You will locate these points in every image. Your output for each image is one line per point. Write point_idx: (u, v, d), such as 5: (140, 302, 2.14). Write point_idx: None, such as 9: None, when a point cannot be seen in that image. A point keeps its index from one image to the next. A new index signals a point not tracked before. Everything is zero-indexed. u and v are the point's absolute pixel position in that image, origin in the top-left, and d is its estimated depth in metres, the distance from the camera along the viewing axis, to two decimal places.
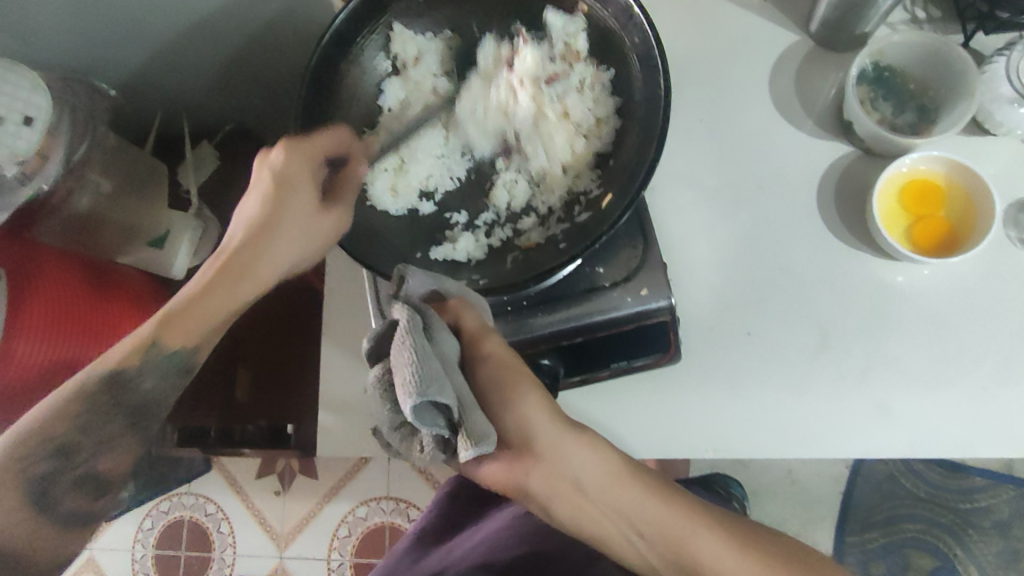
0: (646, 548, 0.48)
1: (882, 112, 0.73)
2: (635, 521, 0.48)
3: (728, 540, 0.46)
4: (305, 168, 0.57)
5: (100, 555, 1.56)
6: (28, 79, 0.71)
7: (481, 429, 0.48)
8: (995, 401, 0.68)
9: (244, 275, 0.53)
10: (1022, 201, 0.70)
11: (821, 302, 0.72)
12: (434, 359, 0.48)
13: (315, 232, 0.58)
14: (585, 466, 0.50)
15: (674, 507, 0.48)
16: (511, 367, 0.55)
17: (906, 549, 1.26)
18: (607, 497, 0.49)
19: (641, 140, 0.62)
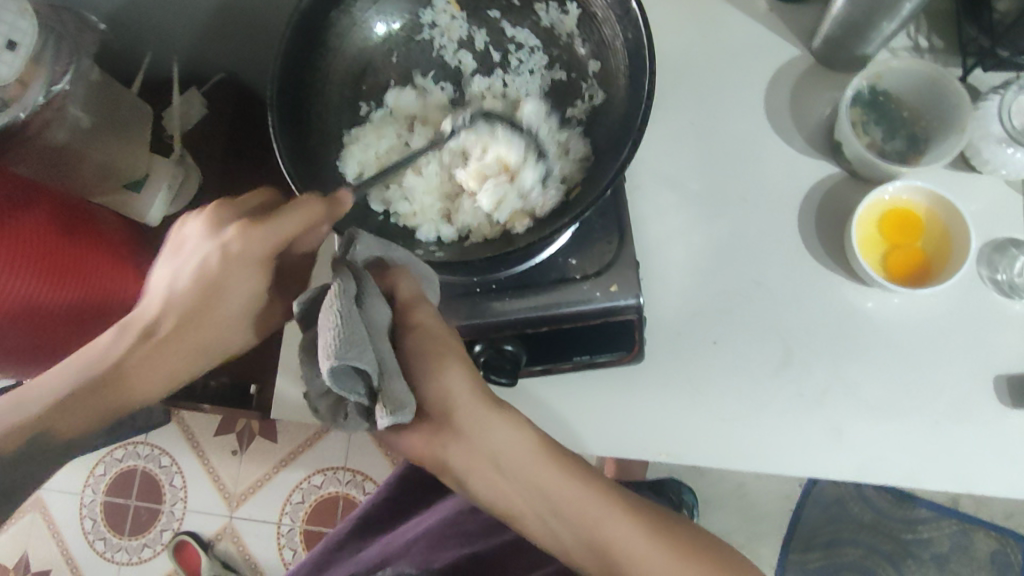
0: (558, 526, 0.53)
1: (872, 136, 0.72)
2: (549, 499, 0.53)
3: (641, 530, 0.53)
4: (260, 253, 0.54)
5: (48, 496, 1.54)
6: (14, 3, 0.72)
7: (400, 399, 0.49)
8: (947, 436, 0.68)
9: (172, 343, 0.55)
10: (998, 242, 0.71)
11: (790, 319, 0.72)
12: (358, 322, 0.47)
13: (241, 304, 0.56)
14: (505, 442, 0.54)
15: (591, 493, 0.54)
16: (440, 339, 0.56)
17: (846, 571, 1.28)
18: (523, 477, 0.53)
19: (620, 136, 0.59)
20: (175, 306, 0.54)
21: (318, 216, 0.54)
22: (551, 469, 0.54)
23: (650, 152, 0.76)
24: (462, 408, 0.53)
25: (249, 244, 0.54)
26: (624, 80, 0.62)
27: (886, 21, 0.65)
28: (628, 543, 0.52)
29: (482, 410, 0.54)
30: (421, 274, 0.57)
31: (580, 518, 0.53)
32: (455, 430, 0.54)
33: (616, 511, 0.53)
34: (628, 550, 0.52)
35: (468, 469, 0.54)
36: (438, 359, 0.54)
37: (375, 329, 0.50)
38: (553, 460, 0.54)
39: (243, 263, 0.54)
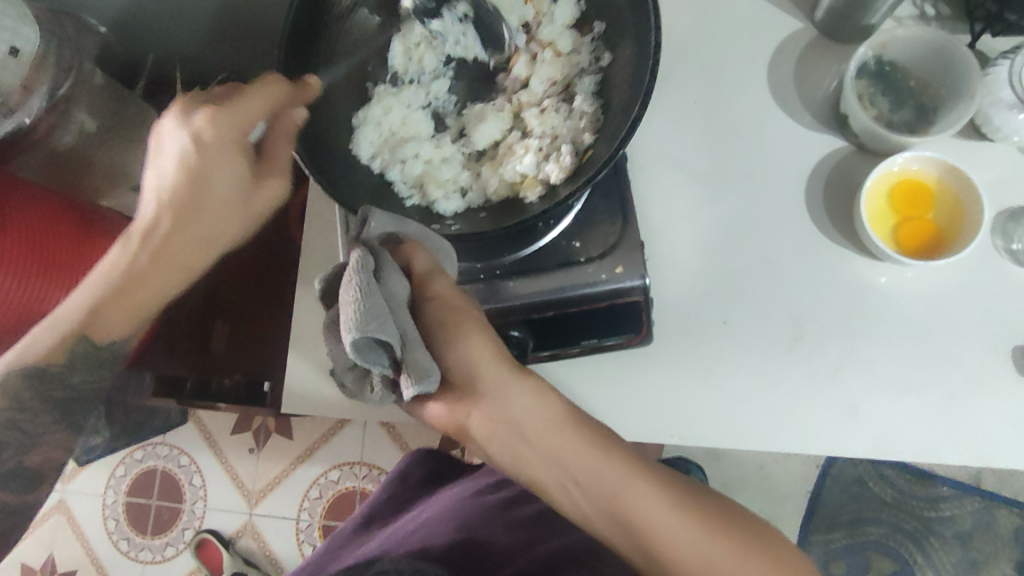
0: (581, 497, 0.53)
1: (879, 108, 0.71)
2: (569, 467, 0.53)
3: (664, 498, 0.52)
4: (228, 137, 0.53)
5: (72, 498, 1.57)
6: (15, 9, 0.73)
7: (424, 366, 0.49)
8: (965, 409, 0.67)
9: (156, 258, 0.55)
10: (1011, 210, 0.69)
11: (801, 297, 0.71)
12: (378, 294, 0.48)
13: (252, 199, 0.55)
14: (523, 408, 0.54)
15: (613, 461, 0.52)
16: (456, 308, 0.55)
17: (867, 552, 1.27)
18: (542, 444, 0.53)
19: (631, 97, 0.58)
20: (166, 203, 0.54)
21: (281, 94, 0.56)
22: (573, 436, 0.53)
23: (654, 133, 0.75)
24: (477, 381, 0.54)
25: (218, 124, 0.53)
26: (632, 40, 0.61)
27: None
28: (652, 513, 0.51)
29: (503, 373, 0.54)
30: (433, 247, 0.57)
31: (601, 489, 0.52)
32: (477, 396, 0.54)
33: (639, 481, 0.52)
34: (654, 520, 0.51)
35: (490, 435, 0.54)
36: (454, 326, 0.54)
37: (395, 300, 0.50)
38: (573, 428, 0.54)
39: (213, 146, 0.53)
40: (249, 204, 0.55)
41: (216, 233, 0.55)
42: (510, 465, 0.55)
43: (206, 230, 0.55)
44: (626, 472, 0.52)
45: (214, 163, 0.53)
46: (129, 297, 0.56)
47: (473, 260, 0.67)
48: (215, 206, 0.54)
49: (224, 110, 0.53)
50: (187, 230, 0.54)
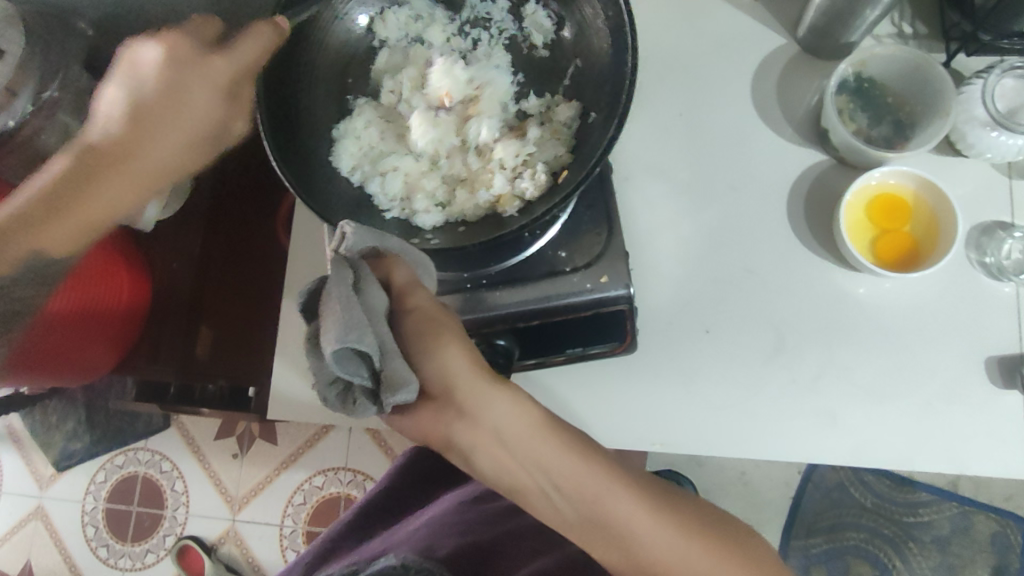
0: (563, 503, 0.53)
1: (858, 123, 0.73)
2: (552, 475, 0.53)
3: (640, 501, 0.53)
4: (222, 70, 0.55)
5: (50, 504, 1.54)
6: None
7: (401, 377, 0.49)
8: (939, 417, 0.69)
9: (116, 174, 0.54)
10: (984, 224, 0.71)
11: (781, 307, 0.72)
12: (358, 307, 0.49)
13: (228, 115, 0.57)
14: (504, 416, 0.53)
15: (593, 467, 0.53)
16: (433, 320, 0.55)
17: (847, 556, 1.29)
18: (525, 454, 0.53)
19: (605, 117, 0.59)
20: (116, 118, 0.54)
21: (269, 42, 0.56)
22: (554, 444, 0.53)
23: (639, 144, 0.76)
24: (459, 390, 0.54)
25: (178, 64, 0.55)
26: (607, 58, 0.62)
27: (869, 8, 0.66)
28: (634, 520, 0.52)
29: (481, 381, 0.54)
30: (412, 261, 0.58)
31: (585, 496, 0.52)
32: (458, 408, 0.54)
33: (616, 486, 0.53)
34: (635, 525, 0.52)
35: (472, 443, 0.54)
36: (434, 338, 0.54)
37: (375, 312, 0.51)
38: (555, 435, 0.54)
39: (183, 67, 0.55)
40: (228, 115, 0.57)
41: (157, 153, 0.55)
42: (490, 474, 0.54)
43: (162, 142, 0.55)
44: (608, 478, 0.53)
45: (195, 79, 0.54)
46: (82, 205, 0.54)
47: (460, 269, 0.68)
48: (195, 110, 0.55)
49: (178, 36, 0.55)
50: (132, 160, 0.55)
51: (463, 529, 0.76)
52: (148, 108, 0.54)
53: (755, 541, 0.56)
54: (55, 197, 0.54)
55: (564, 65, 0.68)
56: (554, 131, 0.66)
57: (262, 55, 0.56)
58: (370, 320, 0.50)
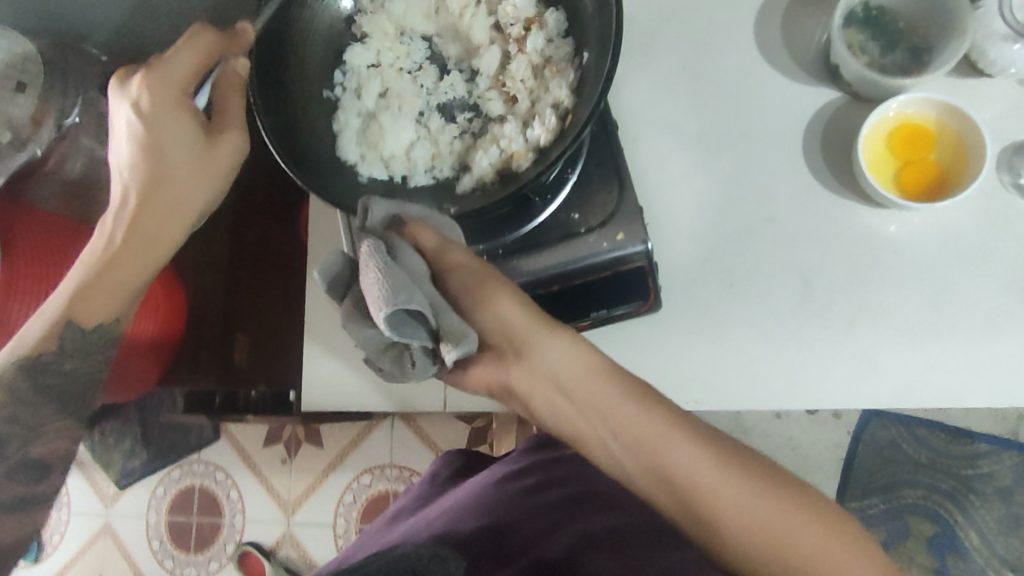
0: (619, 449, 0.52)
1: (870, 54, 0.70)
2: (609, 420, 0.52)
3: (704, 450, 0.50)
4: (175, 94, 0.56)
5: (116, 520, 1.61)
6: (19, 46, 0.73)
7: (461, 329, 0.49)
8: (983, 350, 0.66)
9: (152, 214, 0.57)
10: (1016, 144, 0.68)
11: (806, 252, 0.70)
12: (401, 269, 0.49)
13: (213, 156, 0.58)
14: (558, 358, 0.53)
15: (652, 414, 0.51)
16: (478, 271, 0.57)
17: (907, 515, 1.25)
18: (583, 398, 0.52)
19: (600, 54, 0.59)
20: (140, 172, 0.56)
21: (222, 42, 0.58)
22: (609, 388, 0.52)
23: (646, 102, 0.75)
24: (513, 337, 0.55)
25: (159, 95, 0.55)
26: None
27: None
28: (695, 469, 0.50)
29: (538, 325, 0.54)
30: (439, 223, 0.58)
31: (640, 443, 0.51)
32: (516, 350, 0.55)
33: (677, 433, 0.51)
34: (696, 473, 0.50)
35: (529, 391, 0.54)
36: (484, 286, 0.56)
37: (418, 274, 0.52)
38: (612, 380, 0.53)
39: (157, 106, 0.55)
40: (212, 166, 0.58)
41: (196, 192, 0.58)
42: (548, 422, 0.55)
43: (187, 188, 0.57)
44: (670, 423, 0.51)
45: (165, 134, 0.55)
46: (127, 256, 0.58)
47: (476, 242, 0.68)
48: (178, 136, 0.56)
49: (152, 71, 0.55)
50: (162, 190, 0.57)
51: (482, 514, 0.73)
52: (149, 122, 0.55)
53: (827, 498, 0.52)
54: (106, 259, 0.57)
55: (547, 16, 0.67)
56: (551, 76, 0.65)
57: (200, 60, 0.57)
58: (416, 281, 0.51)
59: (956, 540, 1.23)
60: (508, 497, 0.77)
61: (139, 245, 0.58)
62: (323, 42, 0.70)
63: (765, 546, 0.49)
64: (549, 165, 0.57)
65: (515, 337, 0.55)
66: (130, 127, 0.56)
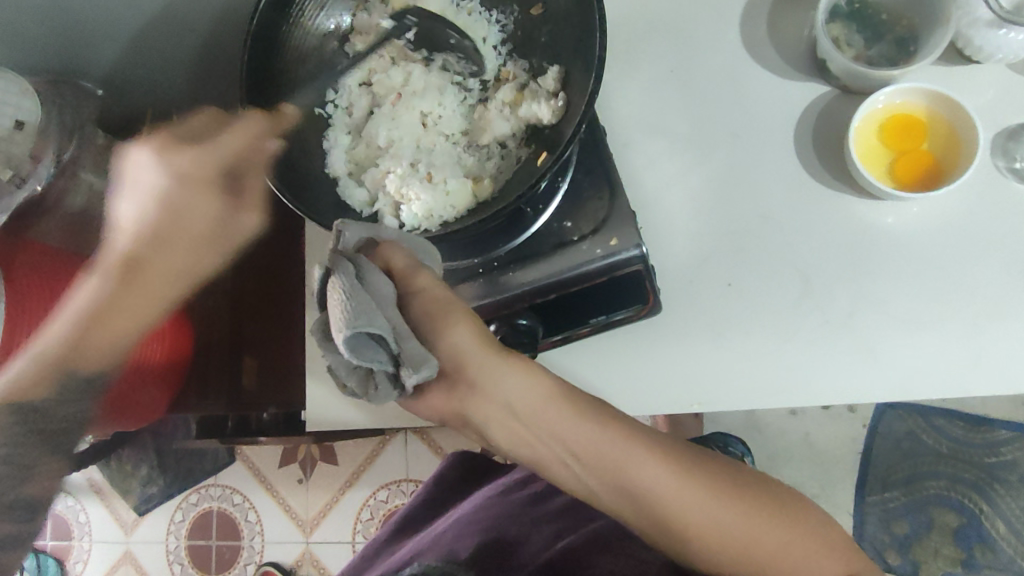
0: (581, 469, 0.55)
1: (856, 47, 0.69)
2: (569, 444, 0.54)
3: (664, 465, 0.54)
4: (209, 168, 0.59)
5: (137, 547, 1.61)
6: (16, 84, 0.73)
7: (421, 356, 0.50)
8: (987, 338, 0.65)
9: (134, 292, 0.59)
10: (1009, 130, 0.68)
11: (802, 249, 0.70)
12: (365, 294, 0.49)
13: (221, 235, 0.60)
14: (514, 389, 0.54)
15: (611, 434, 0.54)
16: (444, 302, 0.55)
17: (930, 506, 1.23)
18: (543, 425, 0.54)
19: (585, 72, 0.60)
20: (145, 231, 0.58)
21: (259, 130, 0.60)
22: (570, 413, 0.54)
23: (633, 106, 0.75)
24: (468, 366, 0.54)
25: (195, 160, 0.59)
26: (575, 16, 0.63)
27: None
28: (661, 487, 0.54)
29: (493, 356, 0.54)
30: (412, 247, 0.58)
31: (606, 464, 0.54)
32: (469, 382, 0.54)
33: (636, 450, 0.54)
34: (661, 489, 0.54)
35: (487, 421, 0.55)
36: (447, 319, 0.54)
37: (385, 298, 0.51)
38: (568, 405, 0.55)
39: (188, 181, 0.59)
40: (218, 243, 0.61)
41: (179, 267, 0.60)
42: (508, 448, 0.56)
43: (172, 259, 0.59)
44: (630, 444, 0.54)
45: (192, 200, 0.59)
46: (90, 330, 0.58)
47: (470, 256, 0.69)
48: (192, 229, 0.59)
49: (169, 142, 0.59)
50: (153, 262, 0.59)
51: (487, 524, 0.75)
52: (163, 207, 0.58)
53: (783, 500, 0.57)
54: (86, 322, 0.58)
55: (531, 36, 0.68)
56: (531, 97, 0.66)
57: (236, 146, 0.59)
58: (381, 304, 0.51)
59: (982, 531, 1.21)
60: (511, 505, 0.78)
61: (129, 297, 0.58)
62: (316, 59, 0.70)
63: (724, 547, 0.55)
64: (535, 179, 0.58)
65: (467, 369, 0.54)
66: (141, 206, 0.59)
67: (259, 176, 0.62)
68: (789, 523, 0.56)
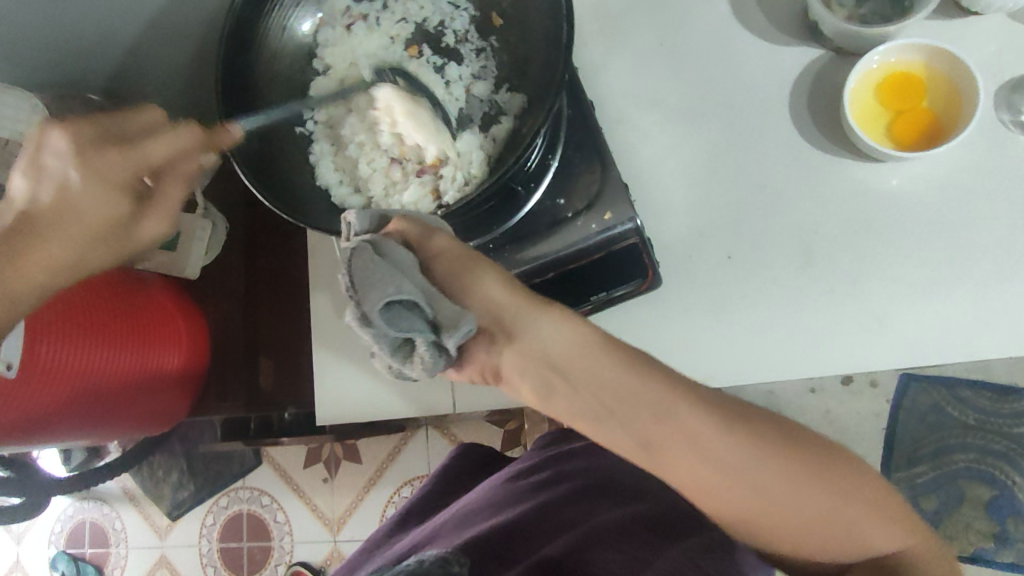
0: (620, 426, 0.51)
1: (848, 7, 0.67)
2: (604, 393, 0.51)
3: (714, 419, 0.50)
4: (119, 167, 0.49)
5: (172, 552, 1.65)
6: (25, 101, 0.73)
7: (457, 314, 0.50)
8: (1000, 296, 0.64)
9: (6, 269, 0.48)
10: (1013, 81, 0.65)
11: (804, 216, 0.68)
12: (386, 263, 0.51)
13: (117, 198, 0.50)
14: (551, 337, 0.52)
15: (652, 384, 0.51)
16: (464, 257, 0.56)
17: (959, 480, 1.20)
18: (577, 374, 0.52)
19: (555, 37, 0.60)
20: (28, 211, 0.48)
21: (185, 142, 0.52)
22: (608, 359, 0.51)
23: (624, 81, 0.74)
24: (501, 317, 0.54)
25: (94, 170, 0.49)
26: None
27: None
28: (704, 439, 0.50)
29: (525, 304, 0.54)
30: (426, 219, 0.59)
31: (643, 417, 0.50)
32: (506, 332, 0.54)
33: (679, 402, 0.50)
34: (704, 446, 0.50)
35: (523, 372, 0.53)
36: (472, 270, 0.55)
37: (407, 266, 0.53)
38: (607, 352, 0.51)
39: (90, 152, 0.49)
40: (104, 194, 0.49)
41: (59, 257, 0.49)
42: (545, 401, 0.54)
43: (58, 248, 0.49)
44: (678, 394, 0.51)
45: (75, 206, 0.48)
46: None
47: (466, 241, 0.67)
48: (86, 193, 0.49)
49: (94, 143, 0.49)
50: (29, 255, 0.48)
51: (489, 513, 0.74)
52: (59, 199, 0.48)
53: (847, 461, 0.52)
54: None
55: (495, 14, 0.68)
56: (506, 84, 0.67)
57: (166, 154, 0.51)
58: (403, 270, 0.52)
59: (1014, 502, 1.18)
60: (515, 493, 0.77)
61: (13, 280, 0.48)
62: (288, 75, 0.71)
63: (766, 509, 0.51)
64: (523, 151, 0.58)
65: (501, 318, 0.54)
66: (40, 168, 0.48)
67: (180, 184, 0.54)
68: (848, 490, 0.51)
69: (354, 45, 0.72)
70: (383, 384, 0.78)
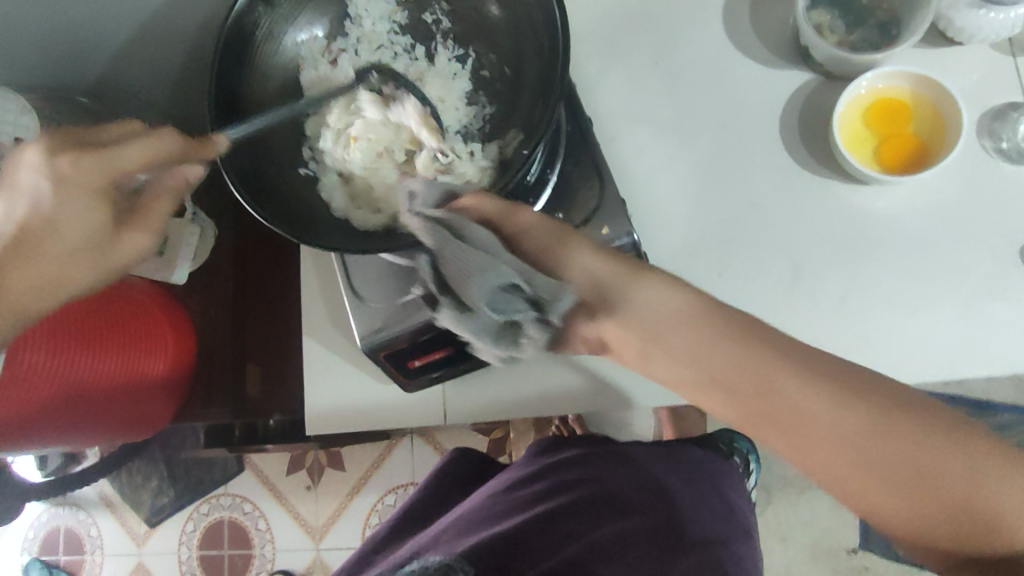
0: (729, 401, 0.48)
1: (838, 33, 0.70)
2: (711, 369, 0.48)
3: (816, 383, 0.47)
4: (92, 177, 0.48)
5: (149, 560, 1.62)
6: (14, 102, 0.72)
7: (558, 292, 0.51)
8: (982, 316, 0.66)
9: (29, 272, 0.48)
10: (993, 109, 0.68)
11: (793, 235, 0.70)
12: (474, 250, 0.50)
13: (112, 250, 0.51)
14: (651, 301, 0.51)
15: (762, 350, 0.48)
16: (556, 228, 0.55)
17: None
18: (677, 346, 0.49)
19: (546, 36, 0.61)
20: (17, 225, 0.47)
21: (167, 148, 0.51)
22: (716, 327, 0.49)
23: (621, 98, 0.75)
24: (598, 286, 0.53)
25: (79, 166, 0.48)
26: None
27: None
28: (805, 408, 0.47)
29: (621, 268, 0.52)
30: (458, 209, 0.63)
31: (747, 387, 0.48)
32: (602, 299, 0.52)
33: (788, 372, 0.47)
34: (803, 412, 0.47)
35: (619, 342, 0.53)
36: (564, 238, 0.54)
37: (489, 243, 0.52)
38: (709, 320, 0.49)
39: (70, 185, 0.48)
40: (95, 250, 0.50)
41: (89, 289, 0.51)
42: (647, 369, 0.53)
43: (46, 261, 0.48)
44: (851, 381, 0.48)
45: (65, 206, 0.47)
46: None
47: None
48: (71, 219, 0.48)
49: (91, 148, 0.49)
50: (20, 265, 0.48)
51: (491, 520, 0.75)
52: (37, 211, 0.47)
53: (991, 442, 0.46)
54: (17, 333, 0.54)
55: (479, 25, 0.69)
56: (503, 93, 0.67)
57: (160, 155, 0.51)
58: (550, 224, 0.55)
59: None
60: (515, 503, 0.78)
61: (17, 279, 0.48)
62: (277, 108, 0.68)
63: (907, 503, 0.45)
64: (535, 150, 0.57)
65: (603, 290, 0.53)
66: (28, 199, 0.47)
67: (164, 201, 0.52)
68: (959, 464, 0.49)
69: (341, 77, 0.71)
70: (374, 394, 0.78)
